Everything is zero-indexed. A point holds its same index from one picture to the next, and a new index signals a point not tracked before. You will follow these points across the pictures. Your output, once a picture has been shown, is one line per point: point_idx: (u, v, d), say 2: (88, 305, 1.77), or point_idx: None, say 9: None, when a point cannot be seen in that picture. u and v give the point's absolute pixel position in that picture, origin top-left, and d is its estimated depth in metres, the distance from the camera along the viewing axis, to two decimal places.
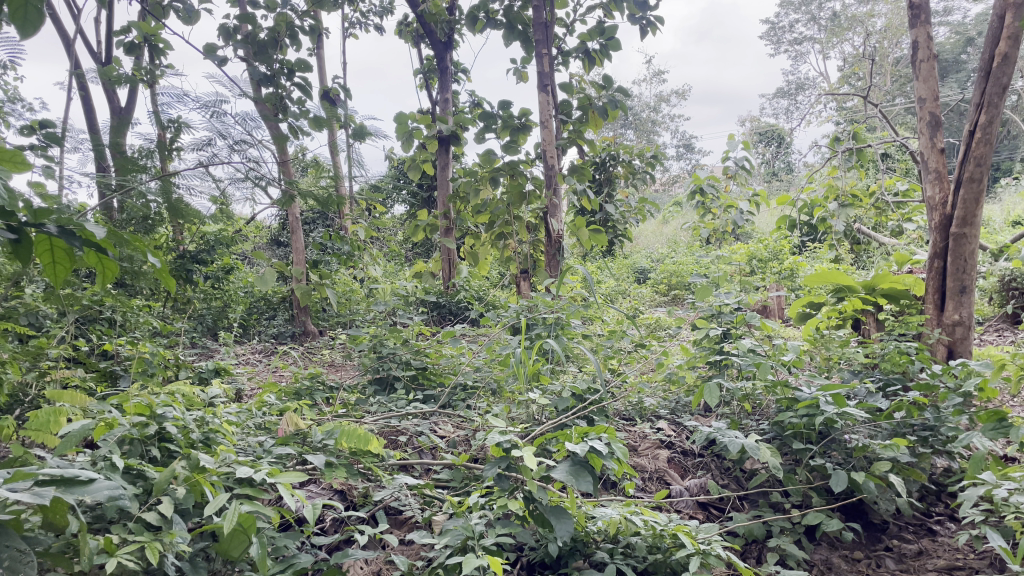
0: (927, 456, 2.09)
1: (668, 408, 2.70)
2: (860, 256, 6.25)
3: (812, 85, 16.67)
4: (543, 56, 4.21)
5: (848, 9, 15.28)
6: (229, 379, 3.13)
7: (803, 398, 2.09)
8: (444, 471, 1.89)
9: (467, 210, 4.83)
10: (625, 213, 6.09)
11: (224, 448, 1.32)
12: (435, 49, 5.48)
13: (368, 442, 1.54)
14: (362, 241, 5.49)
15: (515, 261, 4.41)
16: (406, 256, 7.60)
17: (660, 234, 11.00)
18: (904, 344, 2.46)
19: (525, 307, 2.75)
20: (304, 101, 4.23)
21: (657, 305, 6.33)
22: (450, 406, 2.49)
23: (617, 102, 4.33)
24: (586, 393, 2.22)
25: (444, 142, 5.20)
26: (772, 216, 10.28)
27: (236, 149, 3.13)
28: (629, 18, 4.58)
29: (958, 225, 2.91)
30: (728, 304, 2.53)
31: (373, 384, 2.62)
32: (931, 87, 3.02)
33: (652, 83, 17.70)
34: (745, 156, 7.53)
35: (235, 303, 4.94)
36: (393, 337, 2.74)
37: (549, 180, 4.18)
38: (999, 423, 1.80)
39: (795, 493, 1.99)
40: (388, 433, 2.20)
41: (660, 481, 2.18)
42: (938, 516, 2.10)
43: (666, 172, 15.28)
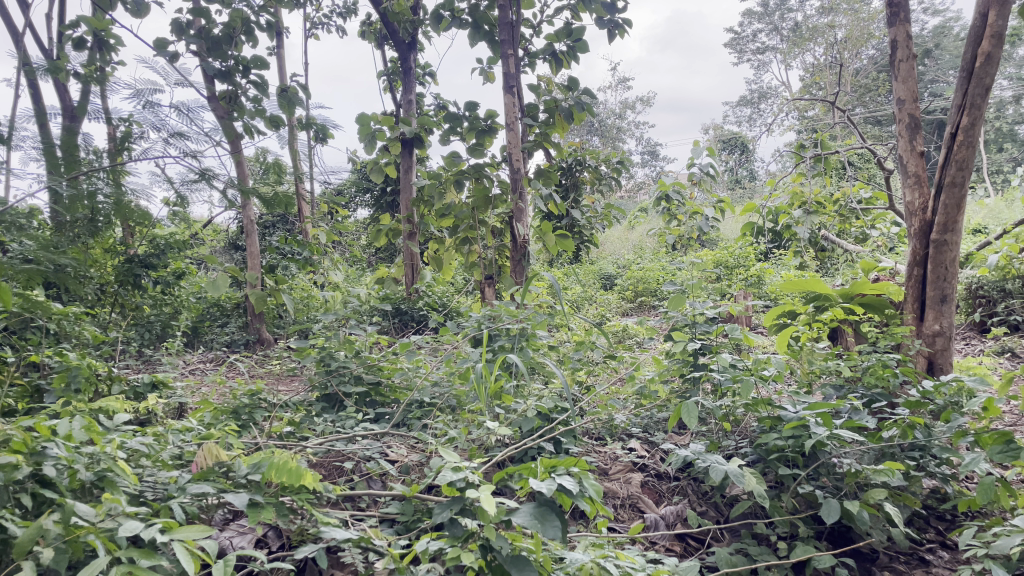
0: (919, 480, 1.93)
1: (640, 426, 2.52)
2: (826, 264, 6.18)
3: (774, 94, 16.77)
4: (509, 57, 4.03)
5: (810, 19, 15.39)
6: (171, 392, 2.89)
7: (788, 419, 1.91)
8: (392, 503, 1.69)
9: (430, 213, 4.62)
10: (591, 219, 5.93)
11: (110, 496, 1.11)
12: (398, 49, 5.26)
13: (300, 478, 1.36)
14: (321, 245, 5.26)
15: (479, 267, 4.21)
16: (368, 261, 7.37)
17: (626, 239, 10.89)
18: (888, 357, 2.30)
19: (486, 316, 2.55)
20: (262, 99, 3.98)
21: (624, 312, 6.18)
22: (405, 425, 2.29)
23: (585, 105, 4.15)
24: (553, 414, 2.03)
25: (407, 144, 4.99)
26: (737, 223, 10.25)
27: (173, 142, 2.89)
28: (598, 20, 4.42)
29: (939, 231, 2.78)
30: (704, 316, 2.36)
31: (321, 402, 2.40)
32: (911, 87, 2.88)
33: (617, 90, 17.73)
34: (711, 162, 7.43)
35: (185, 309, 4.65)
36: (344, 348, 2.49)
37: (514, 184, 4.00)
38: (1007, 446, 1.62)
39: (780, 524, 1.82)
40: (334, 457, 1.99)
41: (634, 510, 1.99)
42: (930, 544, 1.94)
43: (630, 179, 15.24)
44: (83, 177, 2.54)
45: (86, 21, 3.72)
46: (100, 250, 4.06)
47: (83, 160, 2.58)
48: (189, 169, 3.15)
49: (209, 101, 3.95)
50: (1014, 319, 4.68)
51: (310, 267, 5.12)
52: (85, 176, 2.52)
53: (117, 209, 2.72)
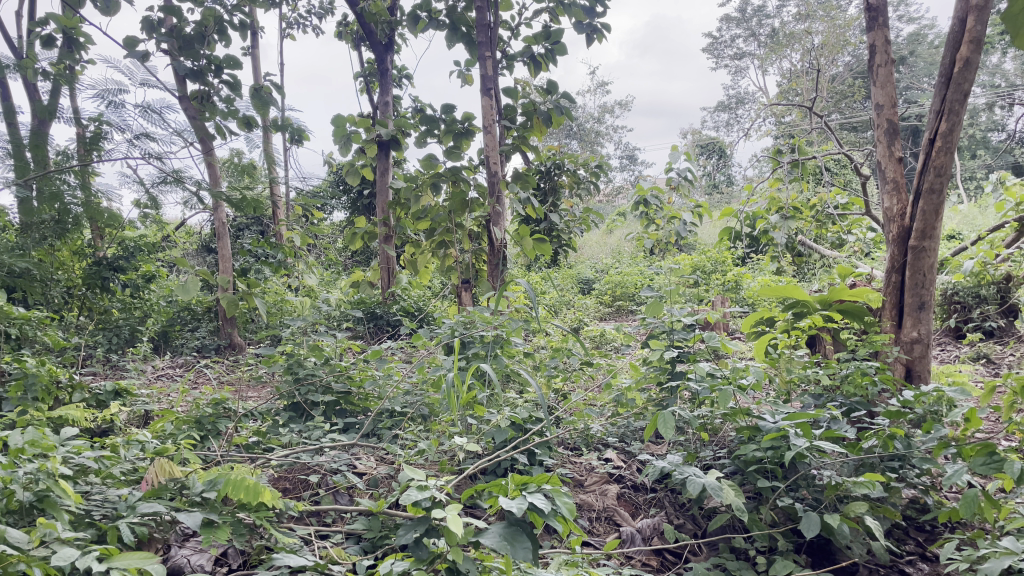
0: (899, 491, 1.88)
1: (617, 435, 2.46)
2: (803, 269, 6.16)
3: (752, 100, 16.86)
4: (487, 58, 3.97)
5: (787, 26, 15.49)
6: (136, 399, 2.78)
7: (767, 430, 1.86)
8: (357, 520, 1.62)
9: (406, 216, 4.53)
10: (570, 223, 5.87)
11: (44, 523, 1.08)
12: (375, 50, 5.18)
13: (258, 496, 1.29)
14: (296, 248, 5.16)
15: (455, 271, 4.12)
16: (344, 265, 7.26)
17: (604, 244, 10.86)
18: (866, 365, 2.27)
19: (460, 322, 2.49)
20: (236, 100, 3.89)
21: (602, 316, 6.13)
22: (375, 435, 2.22)
23: (564, 108, 4.10)
24: (527, 424, 1.97)
25: (383, 146, 4.92)
26: (714, 228, 10.26)
27: (137, 144, 2.79)
28: (577, 24, 4.38)
29: (917, 238, 2.76)
30: (682, 323, 2.32)
31: (287, 411, 2.32)
32: (889, 93, 2.85)
33: (596, 94, 17.74)
34: (688, 167, 7.42)
35: (155, 314, 4.50)
36: (314, 355, 2.41)
37: (492, 188, 3.95)
38: (990, 457, 1.56)
39: (759, 538, 1.76)
40: (299, 470, 1.92)
41: (609, 523, 1.94)
42: (910, 556, 1.89)
43: (609, 184, 15.21)
44: (52, 179, 2.46)
45: (55, 19, 3.61)
46: (68, 253, 3.94)
47: (51, 161, 2.49)
48: (157, 170, 3.05)
49: (180, 102, 3.85)
50: (988, 325, 4.70)
51: (284, 270, 5.02)
52: (52, 178, 2.44)
53: (87, 212, 2.63)
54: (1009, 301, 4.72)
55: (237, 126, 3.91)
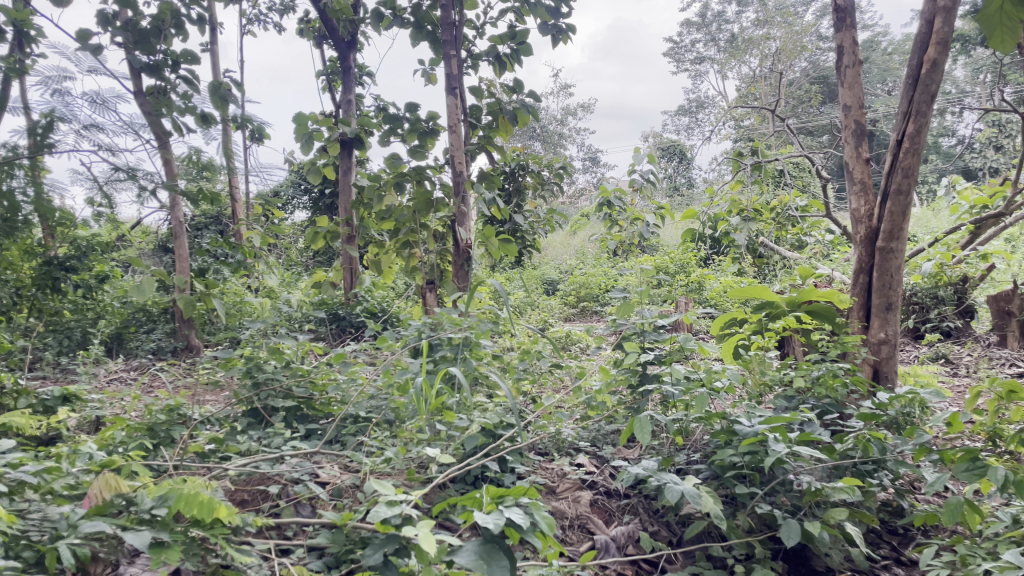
0: (875, 496, 1.86)
1: (588, 439, 2.41)
2: (765, 271, 6.19)
3: (712, 103, 17.00)
4: (452, 57, 3.89)
5: (746, 31, 15.68)
6: (86, 405, 2.64)
7: (744, 435, 1.82)
8: (321, 533, 1.54)
9: (370, 215, 4.43)
10: (535, 224, 5.82)
11: None
12: (337, 48, 5.07)
13: (211, 511, 1.22)
14: (255, 248, 5.02)
15: (420, 271, 4.02)
16: (305, 265, 7.11)
17: (568, 245, 10.85)
18: (837, 367, 2.24)
19: (427, 324, 2.41)
20: (194, 96, 3.75)
21: (567, 317, 6.08)
22: (338, 441, 2.13)
23: (529, 108, 4.04)
24: (497, 430, 1.91)
25: (346, 145, 4.81)
26: (677, 230, 10.29)
27: (85, 135, 2.65)
28: (542, 25, 4.33)
29: (885, 239, 2.75)
30: (654, 324, 2.26)
31: (246, 417, 2.22)
32: (857, 94, 2.84)
33: (559, 96, 17.74)
34: (651, 169, 7.42)
35: (110, 315, 4.36)
36: (273, 358, 2.30)
37: (457, 188, 3.88)
38: (973, 463, 1.54)
39: (737, 546, 1.72)
40: (257, 482, 1.83)
41: (583, 531, 1.88)
42: (885, 560, 1.87)
43: (572, 186, 15.21)
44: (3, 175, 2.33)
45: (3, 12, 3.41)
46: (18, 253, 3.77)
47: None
48: (109, 166, 2.91)
49: (135, 97, 3.69)
50: (947, 325, 4.76)
51: (243, 270, 4.87)
52: None
53: (37, 209, 2.50)
54: (965, 301, 4.79)
55: (194, 122, 3.78)
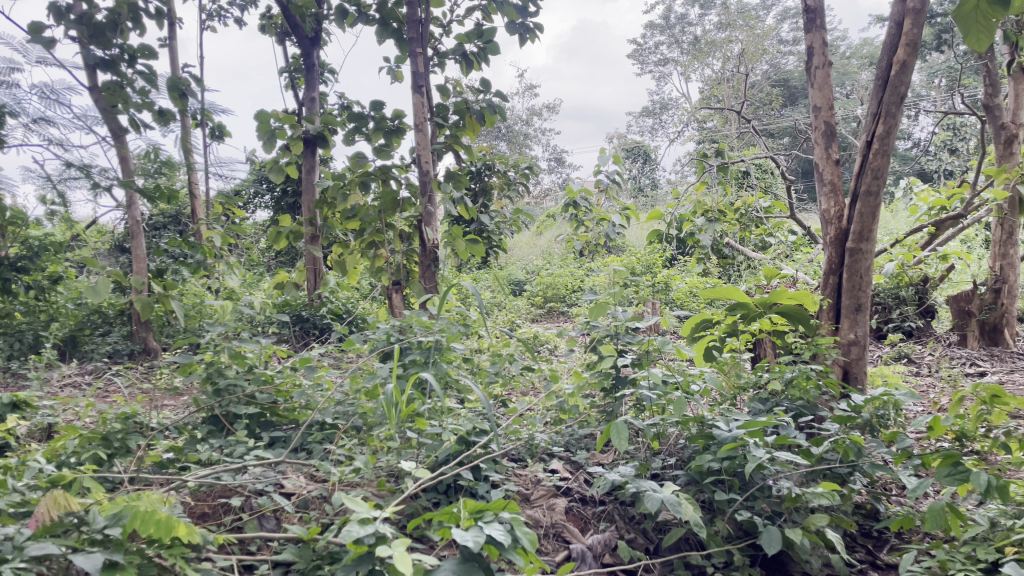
0: (852, 500, 1.84)
1: (560, 444, 2.35)
2: (729, 271, 6.21)
3: (675, 105, 17.11)
4: (418, 55, 3.82)
5: (708, 35, 15.83)
6: (36, 412, 2.52)
7: (722, 440, 1.79)
8: (286, 548, 1.47)
9: (335, 215, 4.33)
10: (501, 224, 5.76)
11: None
12: (300, 45, 4.96)
13: (170, 531, 1.15)
14: (216, 249, 4.88)
15: (386, 272, 3.94)
16: (267, 266, 6.96)
17: (534, 246, 10.82)
18: (810, 368, 2.21)
19: (395, 328, 2.34)
20: (151, 92, 3.62)
21: (533, 318, 6.03)
22: (303, 449, 2.06)
23: (497, 107, 3.98)
24: (470, 437, 1.84)
25: (310, 143, 4.71)
26: (642, 231, 10.32)
27: (33, 128, 2.53)
28: (509, 24, 4.27)
29: (854, 240, 2.74)
30: (627, 326, 2.22)
31: (206, 425, 2.13)
32: (827, 95, 2.83)
33: (524, 96, 17.70)
34: (617, 169, 7.41)
35: (63, 317, 4.20)
36: (235, 363, 2.21)
37: (423, 187, 3.81)
38: (955, 467, 1.54)
39: (717, 554, 1.69)
40: (219, 493, 1.74)
41: (558, 540, 1.83)
42: (861, 565, 1.85)
43: (537, 186, 15.18)
44: None
45: None
46: None
47: None
48: (60, 162, 2.79)
49: (89, 93, 3.54)
50: (909, 325, 4.81)
51: (203, 271, 4.73)
52: None
53: None
54: (926, 302, 4.84)
55: (152, 119, 3.65)
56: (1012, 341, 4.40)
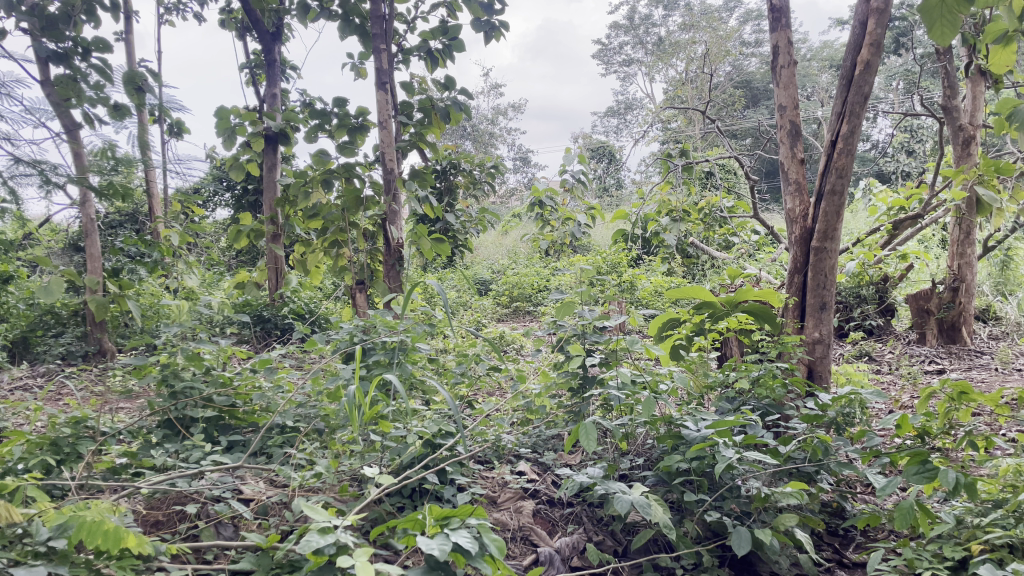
0: (819, 498, 1.83)
1: (528, 445, 2.32)
2: (694, 271, 6.24)
3: (640, 106, 17.20)
4: (382, 51, 3.76)
5: (672, 36, 15.94)
6: None
7: (692, 440, 1.77)
8: (244, 557, 1.41)
9: (297, 213, 4.25)
10: (467, 223, 5.71)
11: None
12: (261, 40, 4.86)
13: (119, 542, 1.09)
14: (175, 247, 4.76)
15: (350, 272, 3.87)
16: (227, 266, 6.81)
17: (499, 246, 10.78)
18: (777, 367, 2.20)
19: (359, 327, 2.29)
20: (106, 86, 3.51)
21: (499, 318, 5.99)
22: (263, 454, 2.00)
23: (462, 105, 3.94)
24: (436, 439, 1.80)
25: (271, 140, 4.61)
26: (607, 231, 10.34)
27: None
28: (474, 21, 4.23)
29: (819, 239, 2.75)
30: (594, 324, 2.19)
31: (161, 429, 2.05)
32: (792, 94, 2.83)
33: (489, 95, 17.64)
34: (582, 169, 7.40)
35: (13, 317, 4.04)
36: (191, 366, 2.14)
37: (387, 185, 3.74)
38: (923, 466, 1.54)
39: (687, 556, 1.67)
40: (174, 501, 1.67)
41: (526, 543, 1.79)
42: (829, 563, 1.85)
43: (503, 186, 15.12)
44: None
45: None
46: None
47: None
48: (9, 158, 2.68)
49: (41, 87, 3.41)
50: (869, 324, 4.87)
51: (161, 270, 4.61)
52: None
53: None
54: (886, 301, 4.91)
55: (107, 114, 3.54)
56: (969, 339, 4.47)
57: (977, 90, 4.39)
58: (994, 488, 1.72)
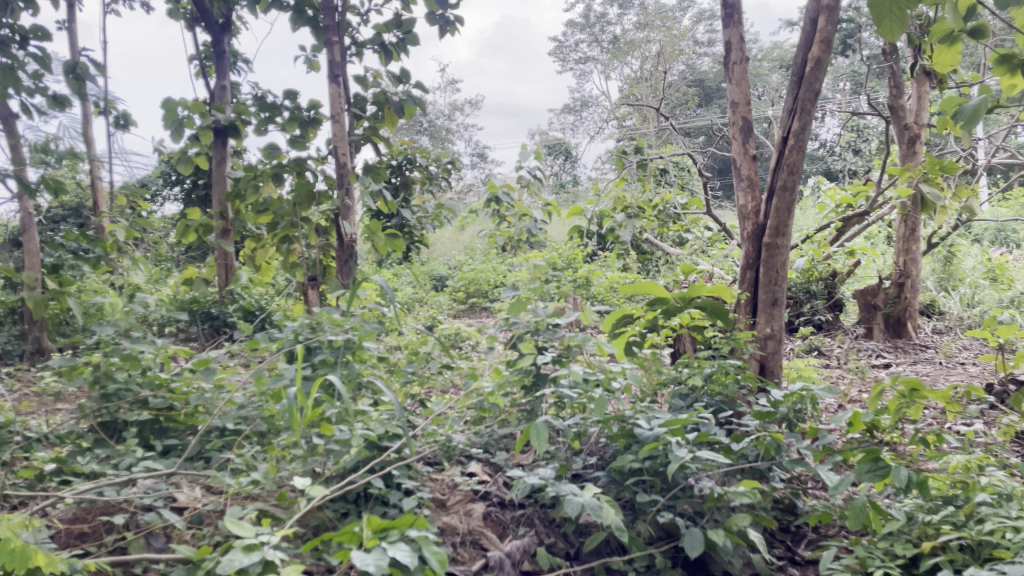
0: (772, 497, 1.82)
1: (480, 445, 2.27)
2: (649, 267, 6.25)
3: (595, 103, 17.24)
4: (335, 44, 3.66)
5: (627, 34, 16.00)
6: None
7: (644, 440, 1.74)
8: (176, 569, 1.34)
9: (247, 208, 4.13)
10: (422, 219, 5.61)
11: None
12: (209, 30, 4.71)
13: (27, 561, 1.01)
14: (119, 242, 4.59)
15: (301, 268, 3.77)
16: (175, 261, 6.61)
17: (456, 242, 10.70)
18: (729, 363, 2.18)
19: (305, 326, 2.20)
20: (45, 75, 3.35)
21: (455, 314, 5.92)
22: (202, 458, 1.91)
23: (417, 99, 3.86)
24: (382, 442, 1.74)
25: (220, 133, 4.48)
26: (564, 227, 10.31)
27: None
28: (429, 15, 4.15)
29: (771, 235, 2.74)
30: (548, 323, 2.14)
31: (93, 434, 1.95)
32: (744, 90, 2.82)
33: (446, 90, 17.50)
34: (538, 165, 7.35)
35: None
36: (127, 367, 2.03)
37: (340, 180, 3.65)
38: (875, 464, 1.53)
39: (639, 559, 1.64)
40: (101, 510, 1.59)
41: (475, 547, 1.74)
42: (782, 561, 1.83)
43: (460, 181, 14.99)
44: None
45: None
46: None
47: None
48: None
49: None
50: (818, 318, 4.93)
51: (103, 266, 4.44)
52: None
53: None
54: (835, 296, 4.98)
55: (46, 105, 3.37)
56: (914, 333, 4.56)
57: (922, 89, 4.44)
58: (944, 485, 1.73)
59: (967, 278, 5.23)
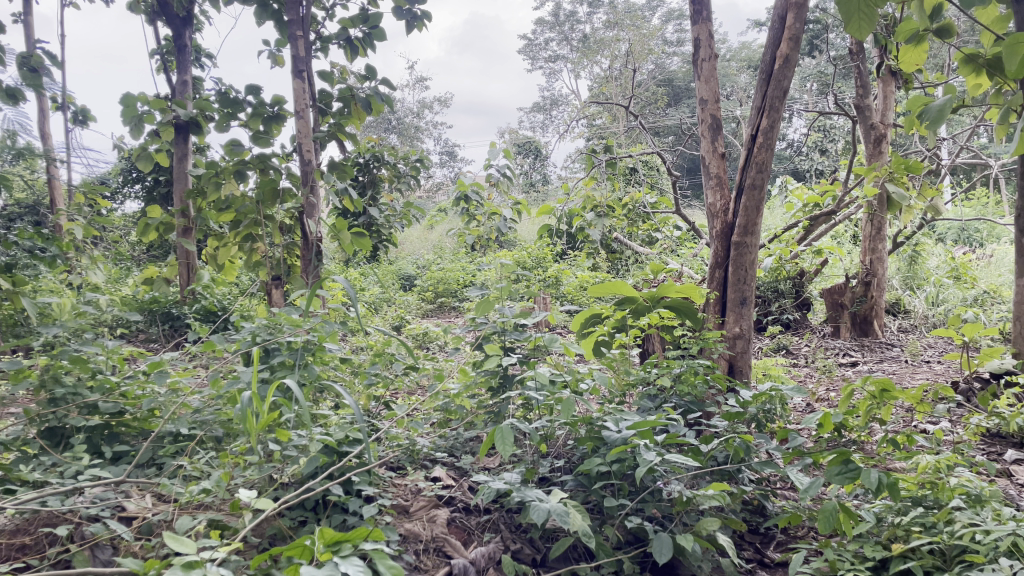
0: (742, 499, 1.79)
1: (445, 448, 2.21)
2: (618, 265, 6.23)
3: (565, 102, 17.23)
4: (299, 38, 3.57)
5: (597, 33, 16.00)
6: None
7: (612, 442, 1.70)
8: None
9: (208, 205, 4.03)
10: (390, 218, 5.53)
11: None
12: (170, 24, 4.59)
13: None
14: (75, 241, 4.45)
15: (264, 267, 3.69)
16: (135, 260, 6.44)
17: (425, 241, 10.61)
18: (698, 363, 2.15)
19: (263, 326, 2.13)
20: None
21: (424, 314, 5.85)
22: (155, 465, 1.83)
23: (384, 95, 3.78)
24: (342, 447, 1.68)
25: (181, 129, 4.36)
26: (534, 226, 10.28)
27: None
28: (396, 10, 4.08)
29: (739, 234, 2.72)
30: (515, 324, 2.10)
31: (39, 440, 1.86)
32: (713, 88, 2.80)
33: (415, 88, 17.38)
34: (508, 164, 7.30)
35: None
36: (77, 370, 1.94)
37: (304, 177, 3.56)
38: (846, 466, 1.51)
39: (607, 564, 1.60)
40: (44, 521, 1.51)
41: (439, 555, 1.69)
42: (751, 565, 1.81)
43: (429, 180, 14.88)
44: None
45: None
46: None
47: None
48: None
49: None
50: (786, 317, 4.94)
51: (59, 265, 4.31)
52: None
53: None
54: (803, 294, 5.00)
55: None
56: (880, 331, 4.59)
57: (888, 90, 4.47)
58: (913, 485, 1.72)
59: (931, 277, 5.28)
